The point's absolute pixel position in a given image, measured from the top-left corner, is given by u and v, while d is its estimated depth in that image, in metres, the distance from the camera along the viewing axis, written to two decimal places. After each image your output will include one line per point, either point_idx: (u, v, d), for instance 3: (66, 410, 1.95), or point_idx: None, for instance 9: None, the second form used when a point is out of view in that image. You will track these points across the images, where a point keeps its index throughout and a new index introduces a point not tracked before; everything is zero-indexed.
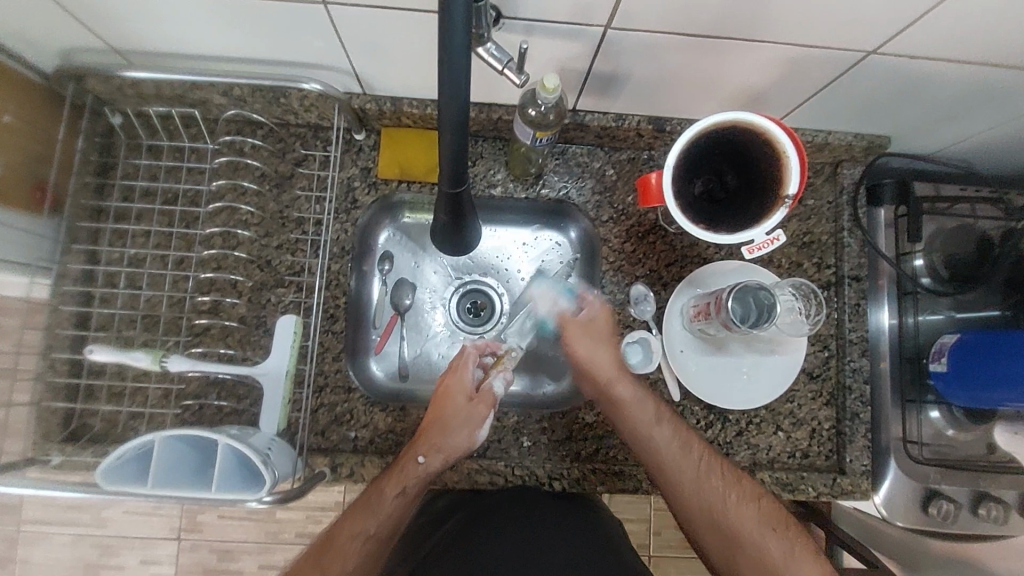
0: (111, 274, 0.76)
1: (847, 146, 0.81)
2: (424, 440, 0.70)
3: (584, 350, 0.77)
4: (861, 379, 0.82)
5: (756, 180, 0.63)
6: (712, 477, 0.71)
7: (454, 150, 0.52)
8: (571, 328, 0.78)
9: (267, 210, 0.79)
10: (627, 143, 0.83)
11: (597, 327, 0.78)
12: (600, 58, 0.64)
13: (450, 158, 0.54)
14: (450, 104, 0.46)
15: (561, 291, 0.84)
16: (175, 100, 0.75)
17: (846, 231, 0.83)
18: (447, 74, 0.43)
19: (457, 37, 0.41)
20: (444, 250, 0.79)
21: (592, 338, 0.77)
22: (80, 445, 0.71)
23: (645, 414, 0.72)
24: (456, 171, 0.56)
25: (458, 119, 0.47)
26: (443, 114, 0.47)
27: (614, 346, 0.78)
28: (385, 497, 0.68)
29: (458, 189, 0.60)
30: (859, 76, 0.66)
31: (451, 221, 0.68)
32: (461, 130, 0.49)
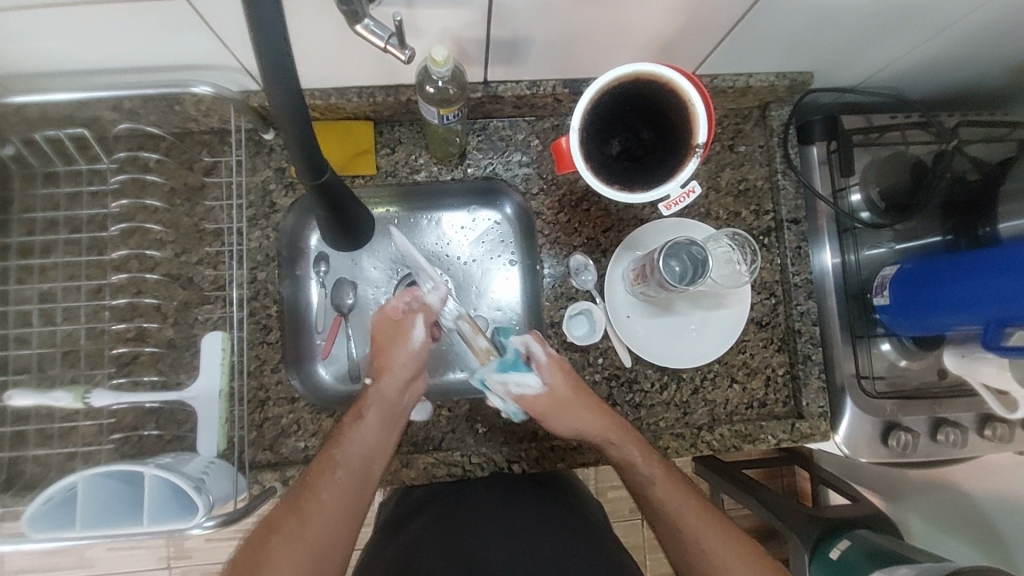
0: (23, 313, 0.72)
1: (770, 87, 0.79)
2: (380, 364, 0.69)
3: (563, 424, 0.69)
4: (809, 321, 0.81)
5: (670, 134, 0.61)
6: (708, 527, 0.65)
7: (301, 142, 0.50)
8: (541, 410, 0.69)
9: (181, 226, 0.76)
10: (548, 110, 0.80)
11: (564, 387, 0.70)
12: (493, 24, 0.61)
13: (298, 148, 0.51)
14: (281, 88, 0.43)
15: (507, 369, 0.70)
16: (63, 121, 0.71)
17: (779, 173, 0.82)
18: (271, 62, 0.41)
19: (271, 24, 0.39)
20: (343, 246, 0.76)
21: (566, 409, 0.69)
22: (17, 493, 0.69)
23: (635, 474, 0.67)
24: (310, 159, 0.53)
25: (293, 107, 0.45)
26: (275, 104, 0.45)
27: (593, 402, 0.70)
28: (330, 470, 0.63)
29: (322, 179, 0.57)
30: (763, 13, 0.63)
31: (334, 212, 0.66)
32: (303, 118, 0.47)
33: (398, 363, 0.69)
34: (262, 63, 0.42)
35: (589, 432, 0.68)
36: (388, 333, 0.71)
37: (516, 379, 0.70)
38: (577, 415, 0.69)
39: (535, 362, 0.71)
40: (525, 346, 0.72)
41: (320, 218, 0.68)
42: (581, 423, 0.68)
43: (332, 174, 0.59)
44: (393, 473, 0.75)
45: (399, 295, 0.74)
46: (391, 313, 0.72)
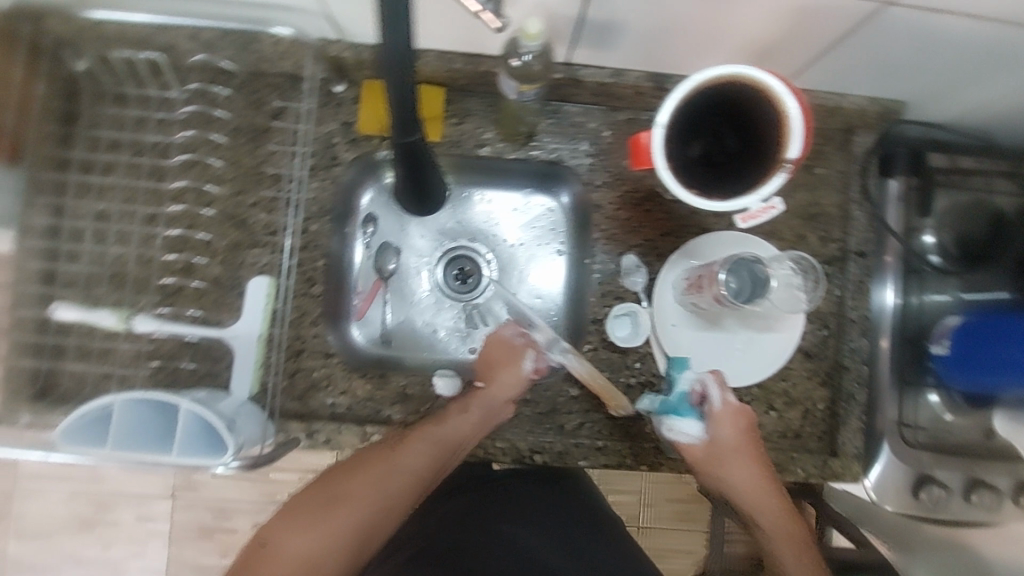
0: (76, 229, 0.72)
1: (861, 111, 0.76)
2: (484, 370, 0.73)
3: (732, 474, 0.69)
4: (859, 359, 0.79)
5: (754, 144, 0.58)
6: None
7: (399, 96, 0.47)
8: (722, 455, 0.68)
9: (241, 166, 0.75)
10: (626, 102, 0.78)
11: (731, 441, 0.68)
12: (592, 3, 0.58)
13: (397, 102, 0.48)
14: (392, 36, 0.41)
15: (680, 416, 0.70)
16: (140, 43, 0.70)
17: (855, 203, 0.80)
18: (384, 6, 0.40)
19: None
20: (414, 207, 0.73)
21: (740, 460, 0.69)
22: (51, 403, 0.70)
23: (776, 525, 0.69)
24: (405, 115, 0.51)
25: (398, 57, 0.43)
26: (382, 51, 0.43)
27: (753, 460, 0.69)
28: (412, 449, 0.66)
29: (410, 139, 0.55)
30: (872, 33, 0.60)
31: (411, 174, 0.63)
32: (406, 71, 0.45)
33: (503, 382, 0.72)
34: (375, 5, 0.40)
35: (740, 487, 0.69)
36: (499, 354, 0.74)
37: (681, 426, 0.69)
38: (731, 468, 0.68)
39: (709, 403, 0.70)
40: (699, 386, 0.71)
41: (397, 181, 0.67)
42: (733, 474, 0.69)
43: (419, 138, 0.57)
44: None
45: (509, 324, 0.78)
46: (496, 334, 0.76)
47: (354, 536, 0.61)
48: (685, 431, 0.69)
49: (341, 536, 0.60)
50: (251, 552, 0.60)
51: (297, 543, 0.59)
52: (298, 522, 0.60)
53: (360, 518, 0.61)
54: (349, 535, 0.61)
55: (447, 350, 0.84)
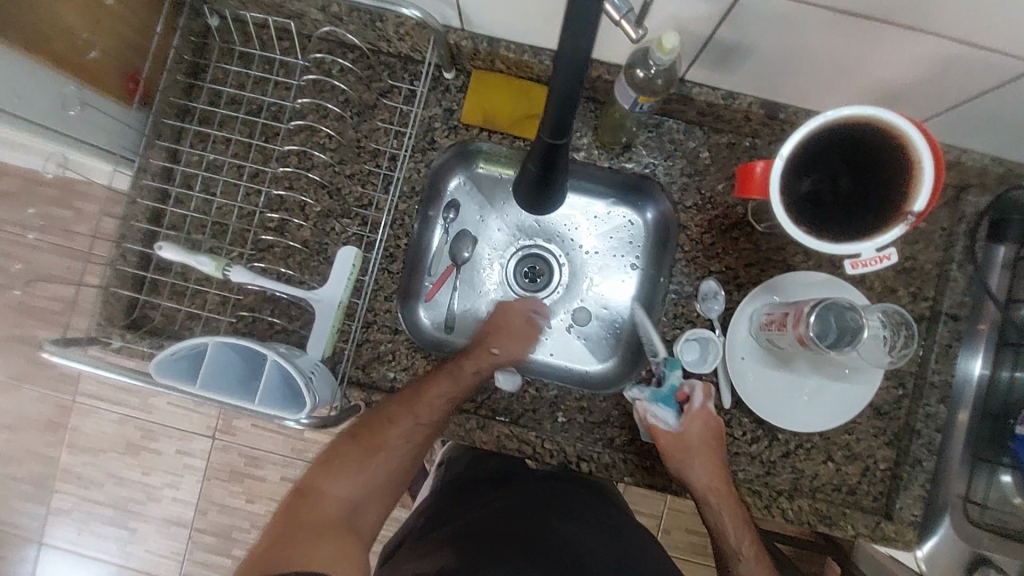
0: (188, 176, 0.77)
1: (980, 169, 0.72)
2: (498, 339, 0.78)
3: (692, 467, 0.71)
4: (933, 426, 0.75)
5: (870, 188, 0.57)
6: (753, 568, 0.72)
7: (563, 92, 0.49)
8: (668, 444, 0.71)
9: (345, 136, 0.77)
10: (731, 126, 0.76)
11: (695, 434, 0.71)
12: (727, 25, 0.57)
13: (558, 100, 0.51)
14: (571, 43, 0.43)
15: (659, 403, 0.73)
16: (273, 8, 0.73)
17: (955, 263, 0.76)
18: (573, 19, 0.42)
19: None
20: (534, 207, 0.75)
21: (702, 457, 0.71)
22: (140, 334, 0.74)
23: (732, 521, 0.71)
24: (559, 116, 0.53)
25: (574, 64, 0.45)
26: (560, 57, 0.45)
27: (715, 456, 0.72)
28: (433, 403, 0.72)
29: (557, 142, 0.58)
30: (1018, 92, 0.57)
31: (541, 174, 0.65)
32: (578, 73, 0.46)
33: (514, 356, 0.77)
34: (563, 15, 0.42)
35: (699, 484, 0.71)
36: (517, 325, 0.80)
37: (657, 411, 0.72)
38: (694, 462, 0.71)
39: (690, 403, 0.72)
40: (687, 390, 0.74)
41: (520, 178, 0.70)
42: (691, 469, 0.71)
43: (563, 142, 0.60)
44: (468, 432, 0.76)
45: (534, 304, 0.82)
46: (498, 316, 0.80)
47: (388, 472, 0.73)
48: (662, 417, 0.72)
49: (374, 472, 0.72)
50: (301, 492, 0.71)
51: (342, 488, 0.71)
52: (340, 465, 0.72)
53: (387, 462, 0.73)
54: (381, 473, 0.73)
55: None
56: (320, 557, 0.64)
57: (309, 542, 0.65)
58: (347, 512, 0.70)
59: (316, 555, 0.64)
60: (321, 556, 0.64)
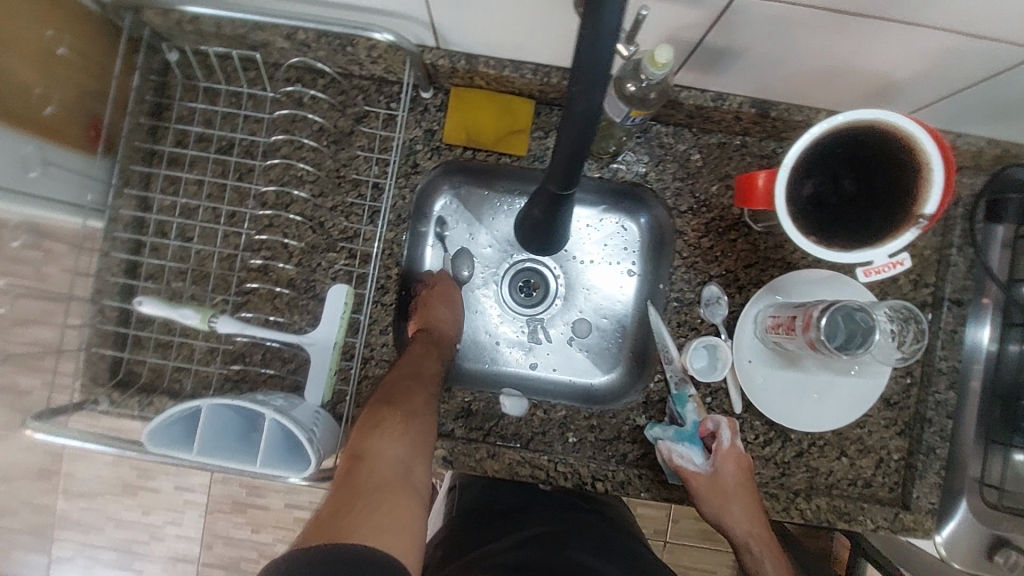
0: (162, 223, 0.73)
1: (975, 152, 0.71)
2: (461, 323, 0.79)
3: (729, 512, 0.69)
4: (944, 412, 0.75)
5: (876, 190, 0.55)
6: None
7: (575, 146, 0.48)
8: (703, 490, 0.69)
9: (323, 168, 0.74)
10: (720, 126, 0.74)
11: (730, 479, 0.70)
12: (717, 30, 0.55)
13: (568, 154, 0.50)
14: (582, 96, 0.42)
15: (683, 441, 0.71)
16: (236, 40, 0.69)
17: (954, 248, 0.75)
18: (587, 70, 0.40)
19: (607, 35, 0.38)
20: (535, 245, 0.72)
21: (738, 500, 0.69)
22: (128, 393, 0.71)
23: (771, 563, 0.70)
24: (569, 168, 0.52)
25: (588, 114, 0.43)
26: (572, 107, 0.44)
27: (752, 501, 0.70)
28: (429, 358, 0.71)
29: (564, 191, 0.57)
30: (1017, 78, 0.56)
31: (547, 218, 0.65)
32: (590, 128, 0.45)
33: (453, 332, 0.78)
34: (576, 64, 0.40)
35: (738, 532, 0.69)
36: (446, 301, 0.78)
37: (684, 452, 0.70)
38: (732, 505, 0.69)
39: (719, 442, 0.70)
40: (712, 425, 0.72)
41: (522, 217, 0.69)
42: (728, 515, 0.69)
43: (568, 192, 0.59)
44: (478, 461, 0.73)
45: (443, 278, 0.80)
46: (435, 282, 0.79)
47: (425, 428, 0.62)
48: (688, 456, 0.70)
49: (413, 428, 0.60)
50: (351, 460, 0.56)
51: (394, 449, 0.57)
52: (385, 427, 0.59)
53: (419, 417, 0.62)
54: (421, 430, 0.61)
55: (509, 364, 0.83)
56: (386, 524, 0.49)
57: (384, 503, 0.51)
58: (403, 470, 0.55)
59: (384, 525, 0.48)
60: (396, 520, 0.49)
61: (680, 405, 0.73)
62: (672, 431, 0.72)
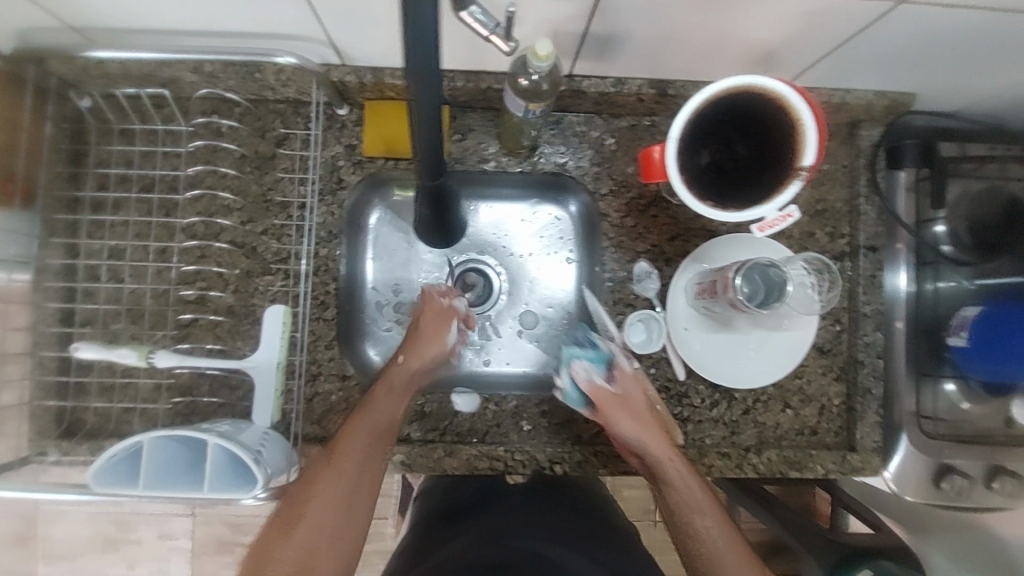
0: (91, 267, 0.73)
1: (867, 104, 0.75)
2: (429, 342, 0.72)
3: (630, 432, 0.68)
4: (874, 353, 0.79)
5: (767, 149, 0.58)
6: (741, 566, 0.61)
7: (430, 141, 0.49)
8: (611, 405, 0.69)
9: (248, 195, 0.75)
10: (628, 109, 0.77)
11: (633, 399, 0.71)
12: (596, 18, 0.58)
13: (426, 150, 0.50)
14: (420, 93, 0.43)
15: (596, 360, 0.74)
16: (145, 79, 0.70)
17: (862, 197, 0.79)
18: (417, 72, 0.41)
19: (428, 40, 0.38)
20: (432, 239, 0.73)
21: (639, 420, 0.69)
22: (77, 440, 0.71)
23: (690, 499, 0.64)
24: (433, 163, 0.53)
25: (432, 107, 0.44)
26: (415, 103, 0.44)
27: (654, 428, 0.69)
28: (378, 398, 0.67)
29: (436, 181, 0.57)
30: (883, 29, 0.59)
31: (435, 214, 0.65)
32: (436, 118, 0.46)
33: (425, 356, 0.71)
34: (406, 64, 0.40)
35: (653, 458, 0.67)
36: (418, 325, 0.74)
37: (593, 369, 0.72)
38: (661, 445, 0.67)
39: (621, 369, 0.73)
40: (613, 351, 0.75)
41: (417, 219, 0.69)
42: (661, 460, 0.67)
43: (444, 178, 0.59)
44: (437, 461, 0.75)
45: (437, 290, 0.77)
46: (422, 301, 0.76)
47: (367, 483, 0.62)
48: (594, 369, 0.72)
49: (351, 485, 0.61)
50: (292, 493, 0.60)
51: (328, 478, 0.60)
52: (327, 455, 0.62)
53: (361, 470, 0.62)
54: (362, 480, 0.61)
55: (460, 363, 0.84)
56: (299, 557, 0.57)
57: (309, 539, 0.57)
58: (335, 496, 0.60)
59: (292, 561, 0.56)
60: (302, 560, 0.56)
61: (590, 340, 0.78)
62: (586, 355, 0.75)
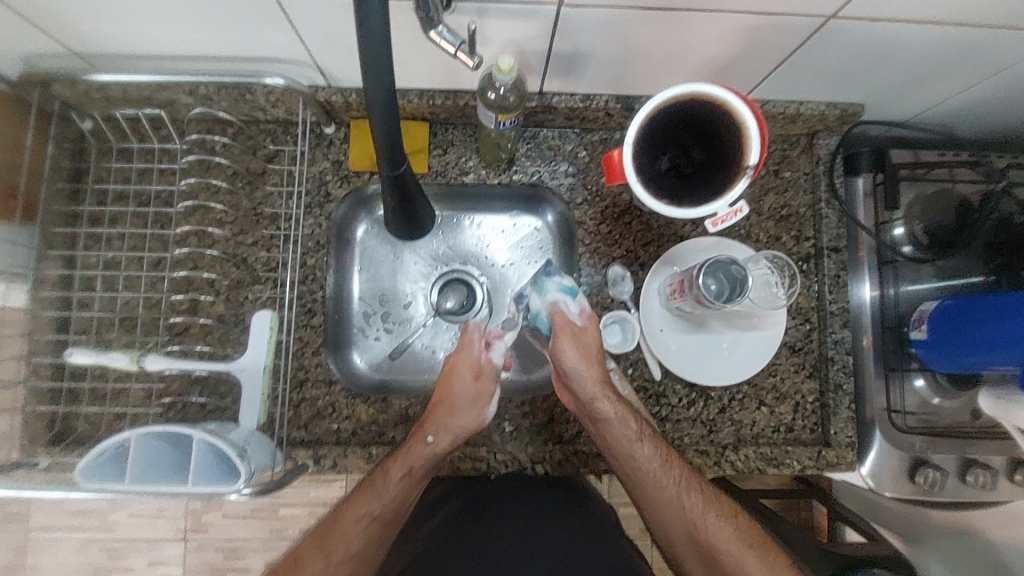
0: (88, 278, 0.77)
1: (820, 116, 0.80)
2: (448, 420, 0.69)
3: (568, 355, 0.69)
4: (843, 350, 0.81)
5: (718, 153, 0.63)
6: (689, 496, 0.68)
7: (388, 131, 0.52)
8: (563, 330, 0.70)
9: (239, 208, 0.79)
10: (598, 124, 0.83)
11: (588, 342, 0.71)
12: (558, 37, 0.63)
13: (384, 140, 0.54)
14: (373, 87, 0.46)
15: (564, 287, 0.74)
16: (143, 101, 0.75)
17: (823, 202, 0.83)
18: (370, 67, 0.45)
19: (379, 39, 0.43)
20: (400, 234, 0.77)
21: (578, 347, 0.70)
22: (66, 447, 0.73)
23: (625, 432, 0.69)
24: (392, 153, 0.56)
25: (386, 99, 0.48)
26: (369, 97, 0.48)
27: (593, 357, 0.70)
28: (390, 479, 0.66)
29: (398, 172, 0.61)
30: (822, 44, 0.65)
31: (401, 205, 0.68)
32: (391, 109, 0.50)
33: (452, 426, 0.68)
34: (361, 62, 0.44)
35: (581, 380, 0.69)
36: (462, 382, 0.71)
37: (564, 301, 0.73)
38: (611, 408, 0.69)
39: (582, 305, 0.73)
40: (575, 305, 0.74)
41: (386, 214, 0.72)
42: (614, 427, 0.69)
43: (405, 169, 0.63)
44: None
45: (473, 338, 0.74)
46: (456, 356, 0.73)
47: (356, 570, 0.65)
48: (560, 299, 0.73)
49: (342, 568, 0.64)
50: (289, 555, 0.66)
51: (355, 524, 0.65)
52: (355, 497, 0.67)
53: (350, 559, 0.64)
54: (349, 567, 0.64)
55: None
56: None
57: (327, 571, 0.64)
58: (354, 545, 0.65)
59: None
60: None
61: (547, 269, 0.78)
62: (558, 285, 0.74)
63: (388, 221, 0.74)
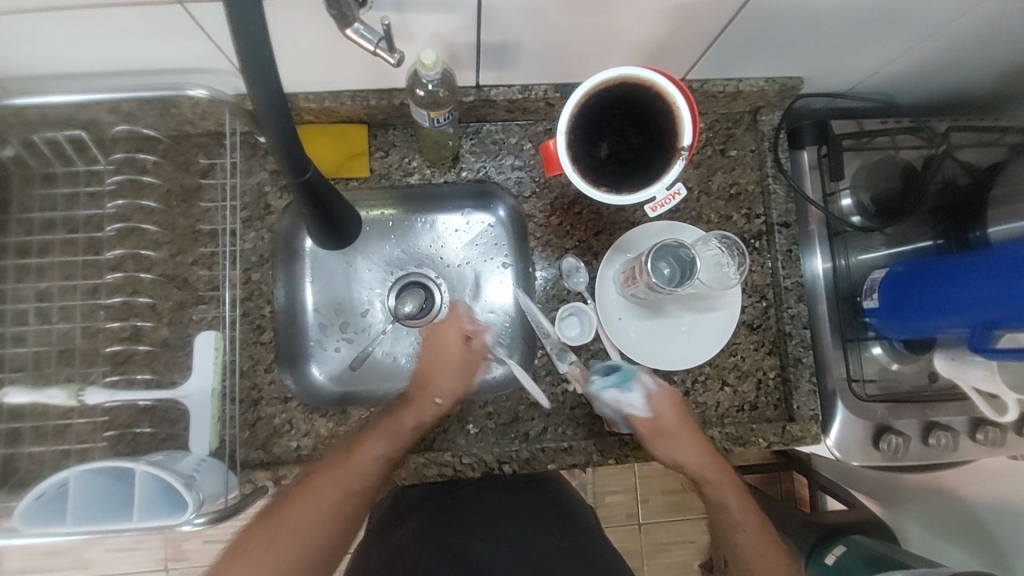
0: (20, 312, 0.73)
1: (759, 91, 0.80)
2: (446, 384, 0.72)
3: (665, 455, 0.71)
4: (800, 324, 0.81)
5: (654, 136, 0.62)
6: (767, 557, 0.72)
7: (285, 136, 0.50)
8: (648, 438, 0.71)
9: (176, 227, 0.77)
10: (540, 115, 0.82)
11: (672, 422, 0.72)
12: (483, 29, 0.62)
13: (283, 147, 0.51)
14: (260, 90, 0.45)
15: (625, 386, 0.72)
16: (63, 123, 0.72)
17: (770, 177, 0.83)
18: (256, 66, 0.43)
19: (259, 36, 0.42)
20: (329, 245, 0.75)
21: (671, 444, 0.71)
22: (9, 490, 0.69)
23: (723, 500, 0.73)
24: (296, 158, 0.54)
25: (277, 103, 0.46)
26: (257, 102, 0.46)
27: (694, 443, 0.72)
28: (404, 426, 0.70)
29: (306, 176, 0.58)
30: (751, 19, 0.64)
31: (328, 209, 0.66)
32: (284, 115, 0.48)
33: (443, 393, 0.72)
34: (243, 61, 0.43)
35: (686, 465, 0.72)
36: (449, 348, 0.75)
37: (626, 401, 0.72)
38: (721, 480, 0.73)
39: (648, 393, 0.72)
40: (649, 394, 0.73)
41: (306, 219, 0.69)
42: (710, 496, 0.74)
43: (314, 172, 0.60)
44: None
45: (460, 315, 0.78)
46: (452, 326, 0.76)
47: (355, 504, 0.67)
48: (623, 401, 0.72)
49: (347, 497, 0.66)
50: (263, 524, 0.65)
51: (370, 463, 0.68)
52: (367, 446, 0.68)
53: (352, 493, 0.66)
54: (350, 496, 0.66)
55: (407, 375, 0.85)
56: (315, 520, 0.65)
57: (328, 496, 0.65)
58: (364, 475, 0.67)
59: (308, 513, 0.64)
60: (311, 514, 0.64)
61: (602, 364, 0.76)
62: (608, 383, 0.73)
63: (320, 231, 0.71)
